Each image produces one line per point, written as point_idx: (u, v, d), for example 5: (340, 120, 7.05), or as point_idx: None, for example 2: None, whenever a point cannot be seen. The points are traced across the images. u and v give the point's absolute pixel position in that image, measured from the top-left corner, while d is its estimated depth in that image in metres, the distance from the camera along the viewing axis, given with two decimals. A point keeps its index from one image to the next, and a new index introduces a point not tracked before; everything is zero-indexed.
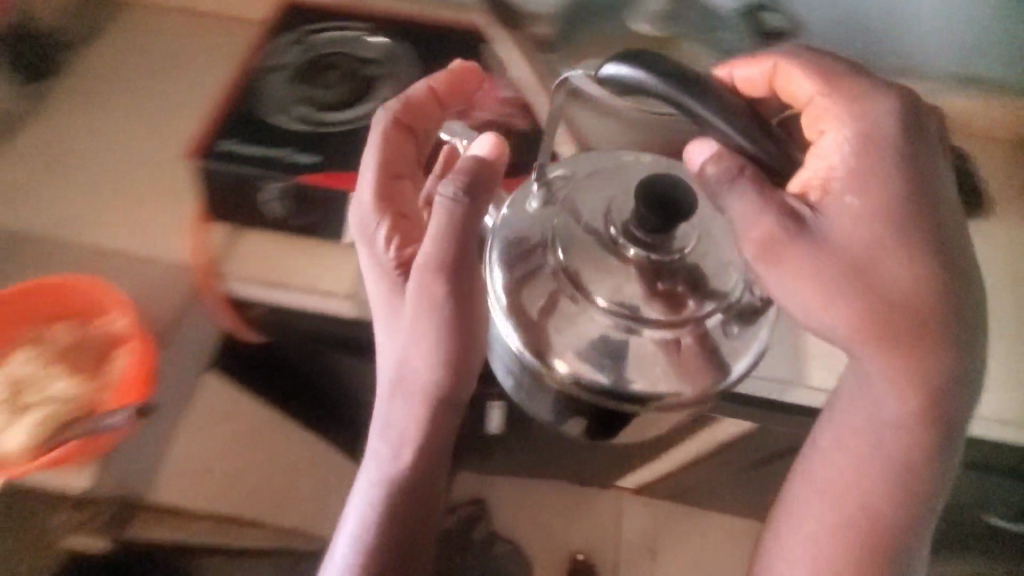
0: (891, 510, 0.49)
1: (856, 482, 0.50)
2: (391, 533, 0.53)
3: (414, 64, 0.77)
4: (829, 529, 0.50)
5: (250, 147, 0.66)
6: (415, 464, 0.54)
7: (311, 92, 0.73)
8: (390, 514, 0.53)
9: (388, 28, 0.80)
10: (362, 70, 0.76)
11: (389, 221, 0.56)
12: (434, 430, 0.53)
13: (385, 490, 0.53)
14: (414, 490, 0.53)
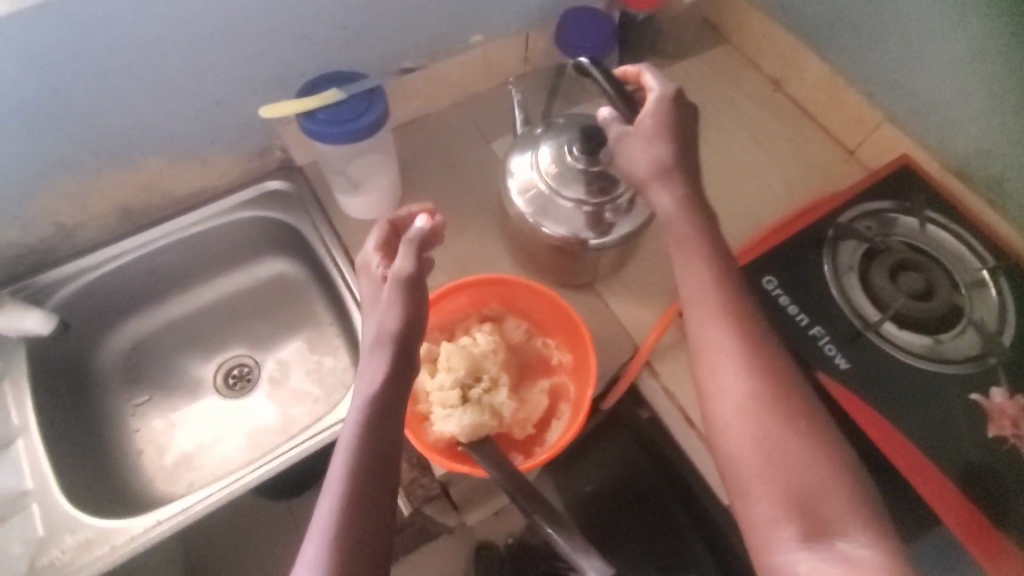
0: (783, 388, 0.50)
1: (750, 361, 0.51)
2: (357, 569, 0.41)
3: (1012, 340, 0.66)
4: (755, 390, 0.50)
5: (791, 303, 0.67)
6: (359, 469, 0.44)
7: (880, 286, 0.69)
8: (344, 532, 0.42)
9: (1005, 282, 0.70)
10: (948, 295, 0.69)
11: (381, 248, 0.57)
12: (390, 414, 0.47)
13: (347, 491, 0.43)
14: (363, 495, 0.44)
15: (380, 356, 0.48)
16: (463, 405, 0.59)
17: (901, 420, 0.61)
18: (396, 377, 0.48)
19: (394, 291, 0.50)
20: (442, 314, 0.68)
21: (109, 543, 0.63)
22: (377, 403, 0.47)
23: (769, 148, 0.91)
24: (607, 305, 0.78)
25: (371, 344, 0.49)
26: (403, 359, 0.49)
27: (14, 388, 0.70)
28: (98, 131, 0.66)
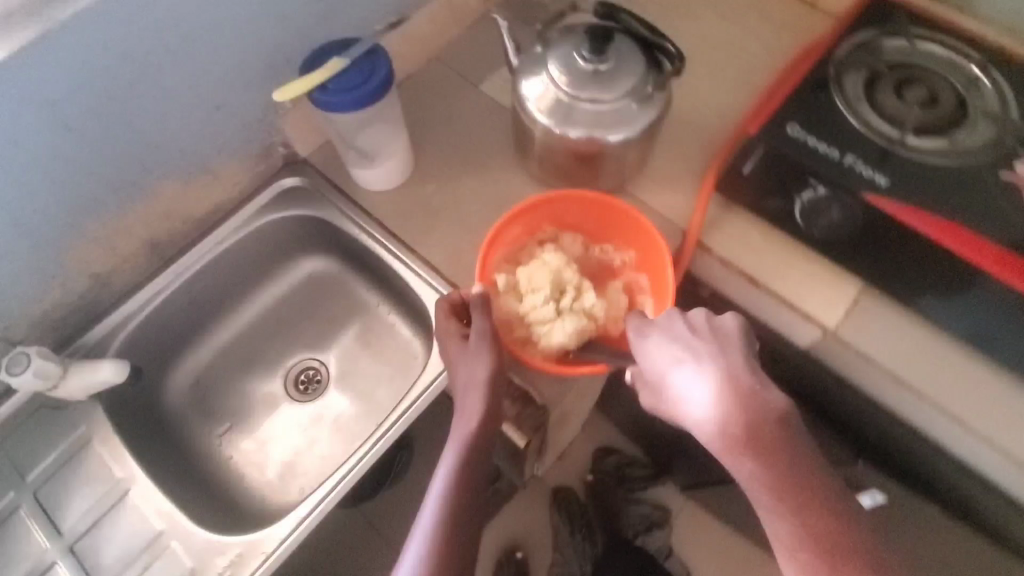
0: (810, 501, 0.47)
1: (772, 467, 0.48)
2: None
3: (1017, 119, 0.72)
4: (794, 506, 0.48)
5: (822, 142, 0.70)
6: (451, 520, 0.52)
7: (892, 108, 0.73)
8: (438, 553, 0.50)
9: (995, 73, 0.75)
10: (950, 97, 0.74)
11: (449, 306, 0.67)
12: (471, 477, 0.55)
13: (442, 516, 0.52)
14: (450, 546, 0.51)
15: (478, 396, 0.59)
16: (561, 316, 0.64)
17: (949, 213, 0.66)
18: (485, 436, 0.58)
19: (481, 341, 0.62)
20: (505, 247, 0.70)
21: (261, 552, 0.64)
22: (467, 456, 0.56)
23: (745, 16, 0.92)
24: (642, 201, 0.81)
25: (465, 387, 0.60)
26: (491, 400, 0.59)
27: (108, 445, 0.69)
28: (115, 166, 0.64)
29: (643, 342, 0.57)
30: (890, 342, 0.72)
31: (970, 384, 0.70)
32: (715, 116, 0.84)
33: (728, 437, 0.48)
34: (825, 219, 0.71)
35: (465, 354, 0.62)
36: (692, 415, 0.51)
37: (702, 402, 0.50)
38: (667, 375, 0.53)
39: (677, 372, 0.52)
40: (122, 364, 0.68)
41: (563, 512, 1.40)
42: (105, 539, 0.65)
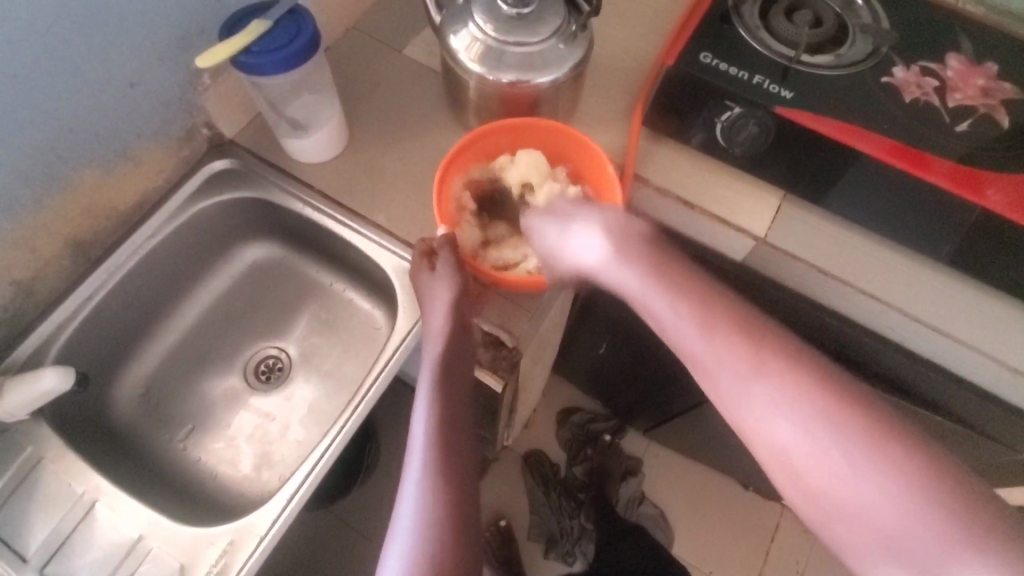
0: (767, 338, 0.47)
1: (701, 302, 0.50)
2: (455, 484, 0.53)
3: (888, 28, 0.82)
4: (765, 357, 0.46)
5: (730, 66, 0.77)
6: (444, 422, 0.59)
7: (785, 31, 0.81)
8: (442, 457, 0.55)
9: None
10: (831, 16, 0.83)
11: (421, 249, 0.71)
12: (457, 390, 0.63)
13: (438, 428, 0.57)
14: (454, 443, 0.57)
15: (441, 312, 0.68)
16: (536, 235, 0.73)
17: (841, 116, 0.75)
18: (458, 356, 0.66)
19: (449, 270, 0.69)
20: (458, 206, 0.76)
21: (253, 536, 0.62)
22: (450, 370, 0.64)
23: None
24: None
25: (431, 307, 0.69)
26: (458, 318, 0.68)
27: (61, 461, 0.66)
28: (28, 157, 0.62)
29: (543, 230, 0.65)
30: (815, 244, 0.80)
31: (885, 270, 0.79)
32: (634, 58, 0.89)
33: (607, 256, 0.56)
34: (745, 136, 0.78)
35: (440, 283, 0.69)
36: (585, 259, 0.59)
37: (592, 248, 0.58)
38: (567, 248, 0.61)
39: (572, 236, 0.61)
40: (67, 371, 0.65)
41: (536, 476, 1.43)
42: (76, 555, 0.62)
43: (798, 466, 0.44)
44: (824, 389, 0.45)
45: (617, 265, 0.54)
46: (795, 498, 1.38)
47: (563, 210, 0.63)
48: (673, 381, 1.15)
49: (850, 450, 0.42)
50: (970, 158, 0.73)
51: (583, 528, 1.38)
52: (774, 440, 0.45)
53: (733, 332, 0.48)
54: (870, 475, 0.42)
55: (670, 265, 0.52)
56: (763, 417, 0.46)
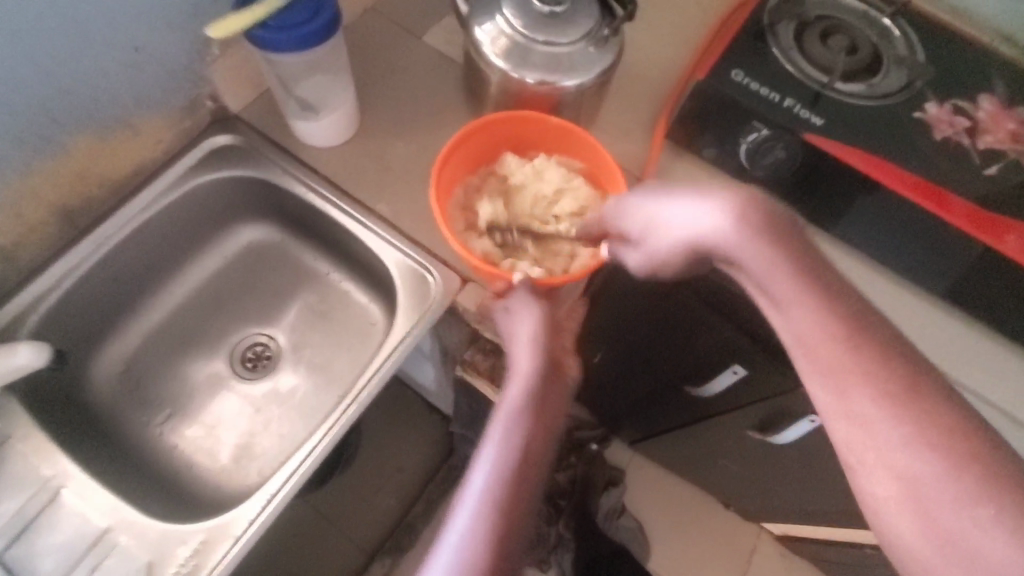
0: (875, 345, 0.39)
1: (811, 276, 0.41)
2: (508, 531, 0.43)
3: (924, 63, 0.80)
4: (870, 360, 0.39)
5: (761, 86, 0.75)
6: (518, 460, 0.48)
7: (820, 55, 0.79)
8: (509, 496, 0.45)
9: (902, 23, 0.84)
10: (866, 44, 0.81)
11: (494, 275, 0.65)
12: (539, 432, 0.51)
13: (504, 478, 0.46)
14: (518, 485, 0.46)
15: (529, 352, 0.58)
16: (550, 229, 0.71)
17: (870, 149, 0.73)
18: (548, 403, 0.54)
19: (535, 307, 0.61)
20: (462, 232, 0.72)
21: (228, 536, 0.59)
22: (538, 414, 0.52)
23: None
24: None
25: (519, 348, 0.59)
26: (547, 356, 0.58)
27: (32, 441, 0.62)
28: (18, 116, 0.58)
29: (636, 206, 0.53)
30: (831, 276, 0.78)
31: (903, 308, 0.76)
32: (661, 67, 0.86)
33: (732, 229, 0.43)
34: (769, 159, 0.76)
35: (527, 326, 0.60)
36: (695, 234, 0.46)
37: (705, 215, 0.45)
38: (660, 220, 0.49)
39: (672, 204, 0.48)
40: (42, 347, 0.63)
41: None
42: (40, 541, 0.59)
43: (905, 501, 0.36)
44: (955, 434, 0.37)
45: (741, 238, 0.42)
46: (776, 523, 1.37)
47: (658, 183, 0.51)
48: (666, 398, 1.13)
49: (955, 477, 0.35)
50: (990, 201, 0.71)
51: (560, 537, 1.33)
52: (878, 463, 0.38)
53: (833, 317, 0.40)
54: (997, 531, 0.34)
55: (785, 242, 0.42)
56: (867, 439, 0.38)
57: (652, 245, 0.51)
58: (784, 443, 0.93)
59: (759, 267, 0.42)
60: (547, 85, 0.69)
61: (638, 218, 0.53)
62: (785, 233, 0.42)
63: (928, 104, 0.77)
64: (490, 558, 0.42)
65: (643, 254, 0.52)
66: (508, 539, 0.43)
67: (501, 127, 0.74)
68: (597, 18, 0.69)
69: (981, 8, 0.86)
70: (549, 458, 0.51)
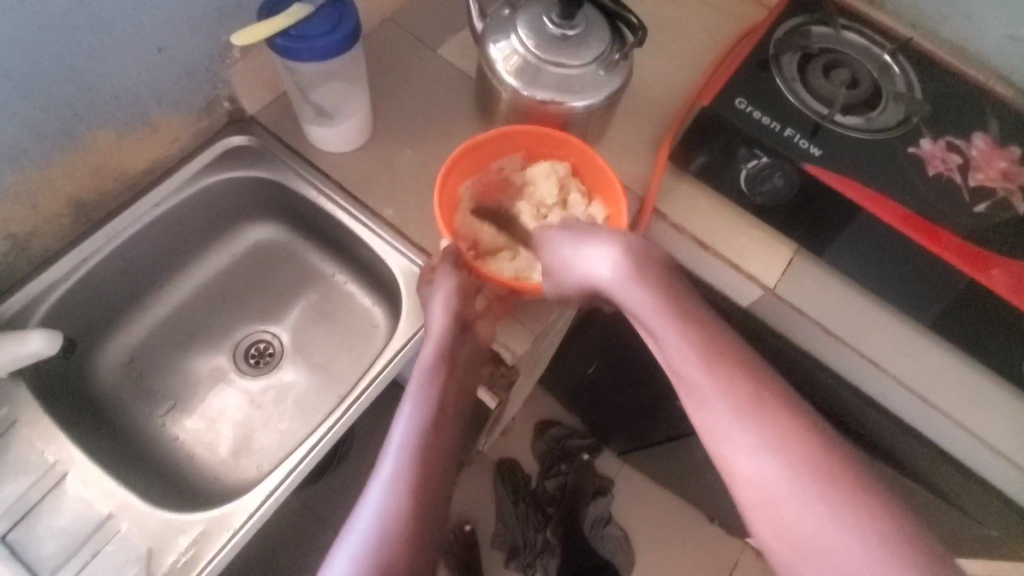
0: (735, 365, 0.46)
1: (702, 333, 0.48)
2: (419, 500, 0.50)
3: (921, 99, 0.83)
4: (728, 381, 0.46)
5: (764, 115, 0.77)
6: (427, 440, 0.55)
7: (821, 87, 0.81)
8: (421, 469, 0.53)
9: (902, 60, 0.86)
10: (867, 78, 0.83)
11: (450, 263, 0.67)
12: (440, 413, 0.59)
13: (421, 427, 0.56)
14: (424, 464, 0.53)
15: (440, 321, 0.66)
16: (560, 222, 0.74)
17: (865, 180, 0.76)
18: (446, 387, 0.62)
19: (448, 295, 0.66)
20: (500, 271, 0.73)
21: (226, 528, 0.61)
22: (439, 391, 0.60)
23: None
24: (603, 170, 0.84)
25: (434, 328, 0.66)
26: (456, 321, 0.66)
27: (39, 426, 0.64)
28: (42, 111, 0.60)
29: (554, 243, 0.64)
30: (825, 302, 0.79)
31: (894, 337, 0.77)
32: (668, 90, 0.89)
33: (622, 274, 0.55)
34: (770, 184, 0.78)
35: (438, 307, 0.66)
36: (598, 274, 0.57)
37: (603, 265, 0.57)
38: (572, 263, 0.61)
39: (583, 252, 0.60)
40: (53, 336, 0.64)
41: (507, 484, 1.42)
42: (42, 526, 0.60)
43: (762, 500, 0.43)
44: (801, 427, 0.44)
45: (627, 281, 0.54)
46: (759, 539, 1.39)
47: (580, 226, 0.62)
48: (657, 411, 1.15)
49: (805, 481, 0.42)
50: (977, 237, 0.74)
51: (547, 542, 1.35)
52: (741, 473, 0.44)
53: (707, 342, 0.48)
54: (834, 513, 0.41)
55: (659, 281, 0.53)
56: (735, 451, 0.45)
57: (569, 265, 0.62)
58: None
59: (636, 302, 0.52)
60: (556, 104, 0.71)
61: (569, 254, 0.61)
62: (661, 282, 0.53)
63: (924, 140, 0.80)
64: (412, 498, 0.50)
65: (564, 271, 0.62)
66: (431, 484, 0.52)
67: (499, 144, 0.76)
68: (609, 42, 0.72)
69: (980, 49, 0.89)
70: (454, 438, 0.59)
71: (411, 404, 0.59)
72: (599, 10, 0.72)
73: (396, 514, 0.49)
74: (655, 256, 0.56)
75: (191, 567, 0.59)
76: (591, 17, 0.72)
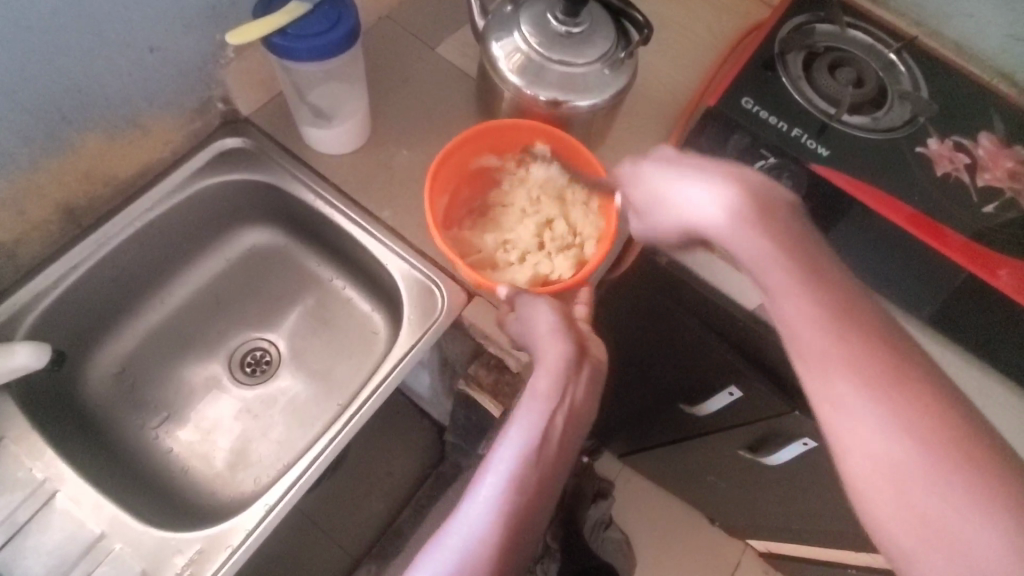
0: (881, 344, 0.41)
1: (837, 319, 0.42)
2: (515, 530, 0.46)
3: (927, 98, 0.82)
4: (889, 383, 0.40)
5: (771, 115, 0.76)
6: (534, 472, 0.49)
7: (827, 86, 0.80)
8: (526, 501, 0.47)
9: (906, 58, 0.86)
10: (872, 77, 0.82)
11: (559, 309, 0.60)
12: (554, 458, 0.50)
13: (526, 460, 0.49)
14: (525, 496, 0.47)
15: (557, 345, 0.57)
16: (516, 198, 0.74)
17: (873, 180, 0.75)
18: (566, 425, 0.52)
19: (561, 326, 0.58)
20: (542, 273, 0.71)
21: (226, 545, 0.59)
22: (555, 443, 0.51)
23: None
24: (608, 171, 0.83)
25: (544, 339, 0.58)
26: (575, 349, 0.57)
27: (27, 442, 0.61)
28: (27, 112, 0.57)
29: (648, 174, 0.54)
30: None
31: (903, 339, 0.76)
32: (672, 89, 0.87)
33: (733, 216, 0.47)
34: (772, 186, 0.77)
35: (544, 317, 0.59)
36: (699, 217, 0.49)
37: (708, 202, 0.48)
38: (676, 198, 0.50)
39: (686, 183, 0.50)
40: (42, 348, 0.62)
41: None
42: (29, 548, 0.58)
43: (882, 477, 0.39)
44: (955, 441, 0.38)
45: (738, 229, 0.47)
46: (758, 540, 1.38)
47: (675, 152, 0.53)
48: (657, 414, 1.14)
49: (951, 468, 0.37)
50: (983, 237, 0.73)
51: (546, 547, 1.30)
52: (868, 450, 0.39)
53: (856, 336, 0.42)
54: (969, 513, 0.36)
55: (781, 229, 0.46)
56: (858, 428, 0.40)
57: (660, 217, 0.53)
58: (773, 464, 0.93)
59: (759, 258, 0.45)
60: (560, 104, 0.69)
61: (656, 193, 0.53)
62: (789, 219, 0.47)
63: (930, 140, 0.79)
64: (506, 539, 0.46)
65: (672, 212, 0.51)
66: (526, 523, 0.47)
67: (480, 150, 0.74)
68: (614, 41, 0.70)
69: (983, 47, 0.89)
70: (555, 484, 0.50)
71: (517, 427, 0.51)
72: (603, 8, 0.71)
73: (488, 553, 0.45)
74: (767, 197, 0.47)
75: None
76: (595, 15, 0.70)
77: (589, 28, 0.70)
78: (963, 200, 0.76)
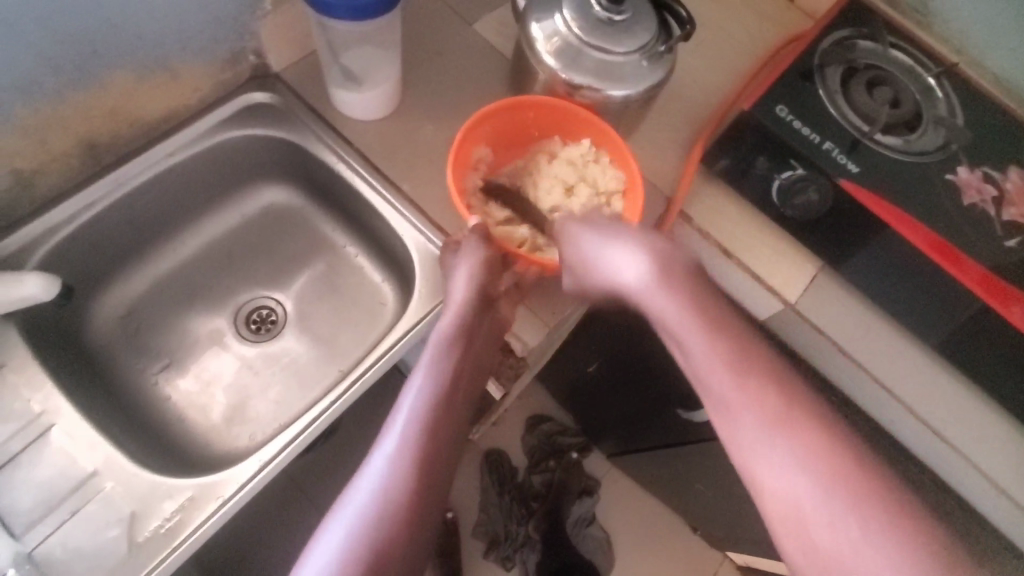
0: (770, 369, 0.46)
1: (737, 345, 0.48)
2: (412, 506, 0.47)
3: (962, 126, 0.81)
4: (783, 408, 0.45)
5: (804, 126, 0.75)
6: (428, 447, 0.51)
7: (863, 103, 0.79)
8: (420, 475, 0.49)
9: (945, 84, 0.85)
10: (909, 99, 0.82)
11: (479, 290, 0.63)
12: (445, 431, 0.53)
13: (419, 439, 0.51)
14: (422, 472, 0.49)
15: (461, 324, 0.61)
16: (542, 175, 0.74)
17: (899, 202, 0.74)
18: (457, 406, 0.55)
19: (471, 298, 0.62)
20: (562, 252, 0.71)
21: (216, 496, 0.59)
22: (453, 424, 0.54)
23: None
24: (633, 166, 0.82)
25: (453, 319, 0.61)
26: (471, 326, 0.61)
27: (27, 374, 0.61)
28: (59, 41, 0.57)
29: (581, 241, 0.61)
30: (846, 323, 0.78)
31: (911, 365, 0.76)
32: (706, 91, 0.87)
33: (653, 274, 0.54)
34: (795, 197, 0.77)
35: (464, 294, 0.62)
36: (624, 275, 0.56)
37: (631, 262, 0.56)
38: (595, 260, 0.59)
39: (609, 249, 0.58)
40: (51, 281, 0.61)
41: (494, 475, 1.39)
42: (20, 477, 0.58)
43: (792, 515, 0.42)
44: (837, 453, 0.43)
45: (655, 285, 0.53)
46: (737, 552, 1.39)
47: (602, 222, 0.60)
48: (652, 417, 1.14)
49: (829, 486, 0.41)
50: (1004, 270, 0.72)
51: (527, 536, 1.35)
52: (768, 477, 0.43)
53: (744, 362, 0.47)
54: (856, 524, 0.40)
55: (701, 284, 0.53)
56: (768, 463, 0.43)
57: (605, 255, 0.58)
58: None
59: (670, 315, 0.51)
60: (594, 90, 0.69)
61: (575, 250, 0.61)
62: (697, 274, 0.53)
63: (961, 168, 0.78)
64: (404, 516, 0.46)
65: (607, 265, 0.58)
66: (423, 500, 0.48)
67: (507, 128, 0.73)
68: (655, 33, 0.69)
69: None
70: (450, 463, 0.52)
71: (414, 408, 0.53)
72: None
73: (380, 527, 0.45)
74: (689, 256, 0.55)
75: (175, 534, 0.57)
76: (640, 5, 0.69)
77: (632, 18, 0.69)
78: (987, 232, 0.75)
